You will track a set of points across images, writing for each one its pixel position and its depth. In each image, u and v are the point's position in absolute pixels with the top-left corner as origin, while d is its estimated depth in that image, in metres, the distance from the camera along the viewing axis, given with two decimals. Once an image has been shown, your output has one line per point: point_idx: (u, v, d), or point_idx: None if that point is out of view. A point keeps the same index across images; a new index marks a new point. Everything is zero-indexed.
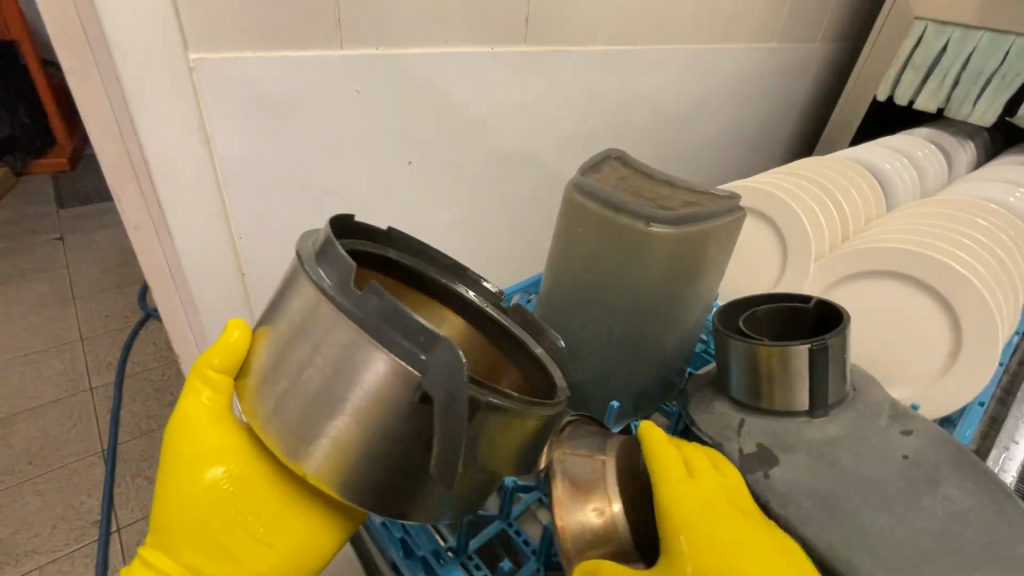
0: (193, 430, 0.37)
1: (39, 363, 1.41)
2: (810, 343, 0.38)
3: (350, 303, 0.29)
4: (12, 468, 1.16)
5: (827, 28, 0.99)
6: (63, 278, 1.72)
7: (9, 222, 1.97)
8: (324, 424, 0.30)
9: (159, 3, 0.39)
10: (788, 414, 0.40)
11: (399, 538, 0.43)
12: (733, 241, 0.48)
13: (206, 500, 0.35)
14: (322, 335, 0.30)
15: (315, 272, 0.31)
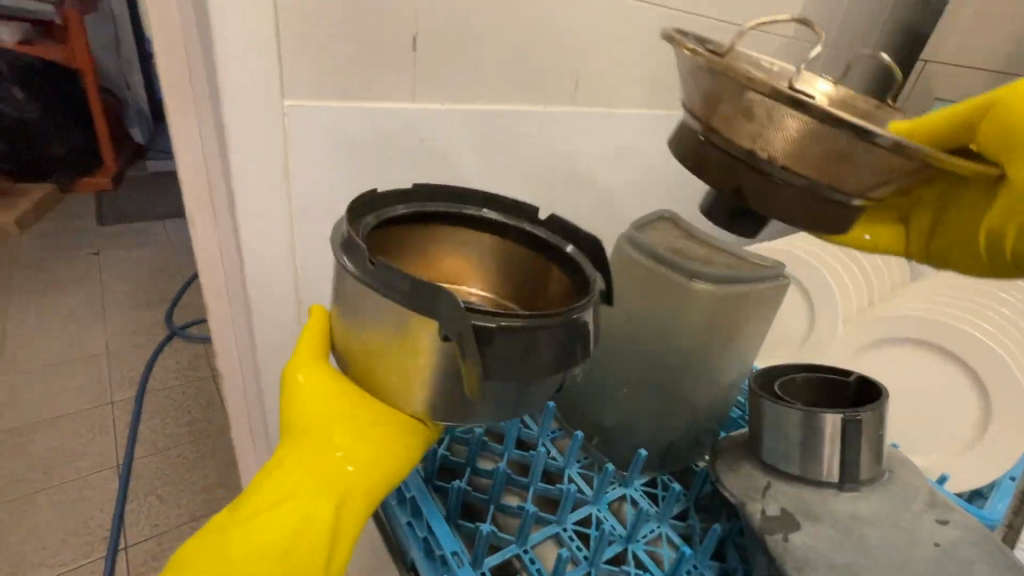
0: (306, 397, 0.36)
1: (66, 374, 1.44)
2: (839, 416, 0.38)
3: (375, 279, 0.30)
4: (28, 477, 1.17)
5: None
6: (96, 292, 1.78)
7: (52, 235, 2.05)
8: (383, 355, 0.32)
9: (268, 60, 0.45)
10: (815, 483, 0.39)
11: (422, 537, 0.42)
12: (777, 306, 0.49)
13: (338, 420, 0.35)
14: (357, 299, 0.32)
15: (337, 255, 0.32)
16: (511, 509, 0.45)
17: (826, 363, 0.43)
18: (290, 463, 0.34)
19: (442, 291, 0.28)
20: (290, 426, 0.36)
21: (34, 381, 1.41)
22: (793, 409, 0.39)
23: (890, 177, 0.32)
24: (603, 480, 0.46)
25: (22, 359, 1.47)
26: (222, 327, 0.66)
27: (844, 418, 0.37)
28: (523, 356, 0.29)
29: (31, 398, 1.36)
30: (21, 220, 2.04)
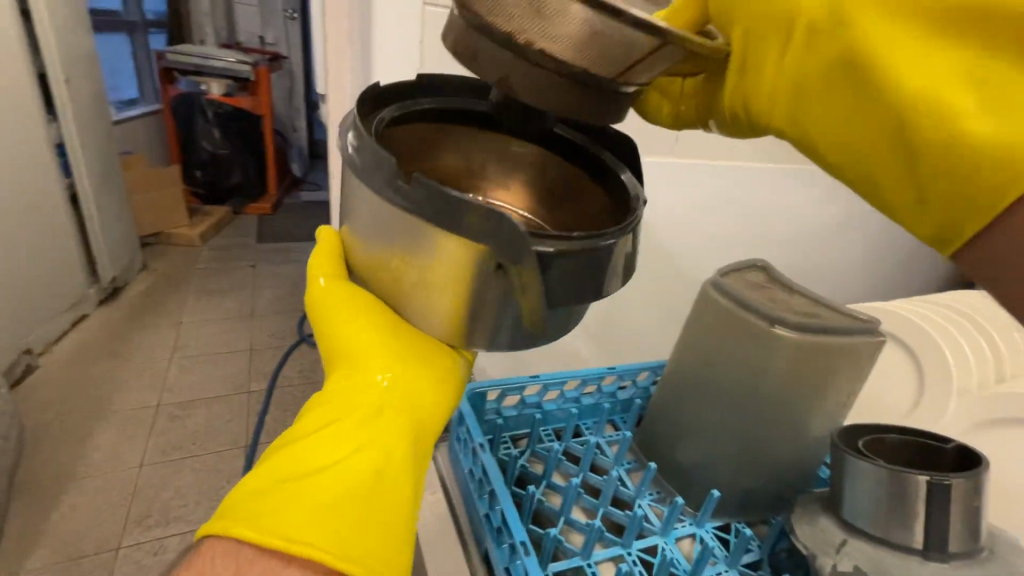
0: (326, 308, 0.45)
1: (218, 363, 1.72)
2: (927, 477, 0.36)
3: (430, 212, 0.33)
4: (180, 444, 1.39)
5: None
6: (248, 297, 2.11)
7: (222, 248, 2.48)
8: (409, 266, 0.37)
9: None
10: (899, 550, 0.37)
11: (495, 529, 0.46)
12: (869, 364, 0.47)
13: (368, 343, 0.44)
14: (380, 216, 0.36)
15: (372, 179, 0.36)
16: (579, 522, 0.47)
17: (921, 427, 0.41)
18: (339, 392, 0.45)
19: (487, 211, 0.32)
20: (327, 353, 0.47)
21: (195, 365, 1.69)
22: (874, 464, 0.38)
23: (653, 67, 0.33)
24: (672, 514, 0.47)
25: (190, 346, 1.78)
26: None
27: (933, 480, 0.36)
28: (572, 268, 0.34)
29: (191, 379, 1.63)
30: (204, 234, 2.49)
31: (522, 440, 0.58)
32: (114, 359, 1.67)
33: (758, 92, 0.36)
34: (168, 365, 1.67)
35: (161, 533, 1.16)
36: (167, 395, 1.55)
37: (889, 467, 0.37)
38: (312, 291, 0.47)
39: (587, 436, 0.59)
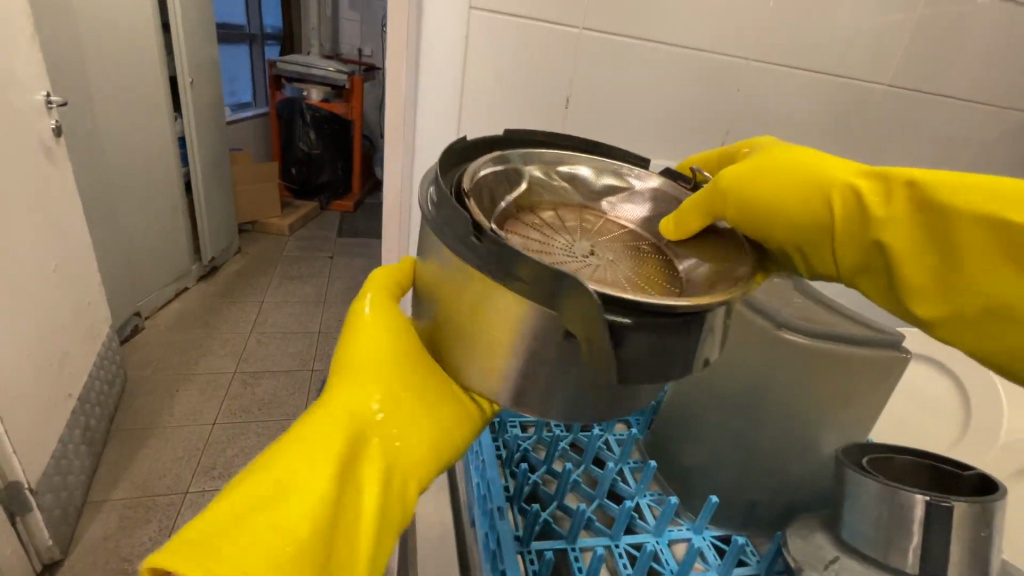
0: (367, 322, 0.42)
1: (290, 341, 1.88)
2: (925, 499, 0.37)
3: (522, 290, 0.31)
4: (249, 409, 1.54)
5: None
6: (323, 285, 2.29)
7: (307, 239, 2.71)
8: (469, 319, 0.34)
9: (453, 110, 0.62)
10: (894, 571, 0.38)
11: (483, 498, 0.50)
12: (886, 376, 0.46)
13: (392, 372, 0.39)
14: (448, 264, 0.35)
15: (452, 243, 0.34)
16: (570, 507, 0.48)
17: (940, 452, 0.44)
18: (339, 407, 0.37)
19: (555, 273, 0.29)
20: (350, 363, 0.40)
21: (270, 340, 1.86)
22: (877, 480, 0.39)
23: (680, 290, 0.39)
24: (665, 512, 0.46)
25: (268, 323, 1.96)
26: None
27: (930, 501, 0.37)
28: (653, 343, 0.31)
29: (265, 352, 1.80)
30: (292, 225, 2.74)
31: (529, 427, 0.60)
32: (204, 328, 1.87)
33: (817, 258, 0.43)
34: (248, 338, 1.85)
35: (223, 484, 1.29)
36: (244, 363, 1.73)
37: (889, 485, 0.38)
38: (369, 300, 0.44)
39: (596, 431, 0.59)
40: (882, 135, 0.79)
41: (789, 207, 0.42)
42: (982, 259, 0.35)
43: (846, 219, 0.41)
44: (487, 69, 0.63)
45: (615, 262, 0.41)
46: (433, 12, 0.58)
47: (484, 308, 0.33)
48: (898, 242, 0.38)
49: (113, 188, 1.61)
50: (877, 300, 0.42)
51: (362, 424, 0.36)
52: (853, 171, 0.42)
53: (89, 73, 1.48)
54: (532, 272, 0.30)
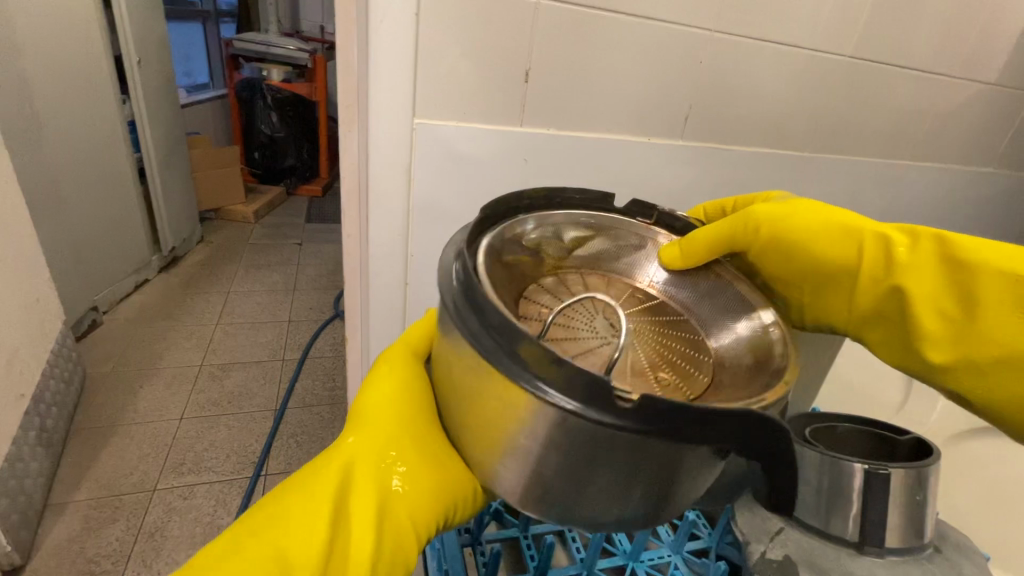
0: (381, 392, 0.48)
1: (259, 331, 1.83)
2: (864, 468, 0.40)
3: (622, 417, 0.30)
4: (217, 402, 1.50)
5: (999, 154, 0.98)
6: (292, 273, 2.24)
7: (274, 226, 2.63)
8: (489, 424, 0.36)
9: (406, 89, 0.57)
10: (835, 538, 0.41)
11: None
12: None
13: (409, 433, 0.45)
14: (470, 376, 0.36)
15: (514, 366, 0.32)
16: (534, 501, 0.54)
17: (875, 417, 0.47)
18: (354, 461, 0.43)
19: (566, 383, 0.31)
20: (363, 422, 0.46)
21: (237, 331, 1.82)
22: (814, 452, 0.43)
23: (696, 359, 0.44)
24: None
25: (235, 314, 1.91)
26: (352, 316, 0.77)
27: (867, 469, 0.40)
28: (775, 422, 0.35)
29: (233, 343, 1.76)
30: (258, 212, 2.66)
31: None
32: (167, 320, 1.81)
33: (843, 301, 0.53)
34: (214, 330, 1.80)
35: (191, 479, 1.26)
36: (211, 356, 1.68)
37: (830, 455, 0.41)
38: (383, 372, 0.51)
39: None
40: (842, 110, 0.80)
41: (826, 256, 0.51)
42: (992, 314, 0.44)
43: (881, 270, 0.49)
44: (444, 46, 0.57)
45: (637, 331, 0.44)
46: None
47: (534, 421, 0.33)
48: (919, 296, 0.47)
49: (58, 176, 1.52)
50: (890, 345, 0.52)
51: (371, 464, 0.43)
52: (884, 224, 0.51)
53: (23, 52, 1.38)
54: (567, 391, 0.31)
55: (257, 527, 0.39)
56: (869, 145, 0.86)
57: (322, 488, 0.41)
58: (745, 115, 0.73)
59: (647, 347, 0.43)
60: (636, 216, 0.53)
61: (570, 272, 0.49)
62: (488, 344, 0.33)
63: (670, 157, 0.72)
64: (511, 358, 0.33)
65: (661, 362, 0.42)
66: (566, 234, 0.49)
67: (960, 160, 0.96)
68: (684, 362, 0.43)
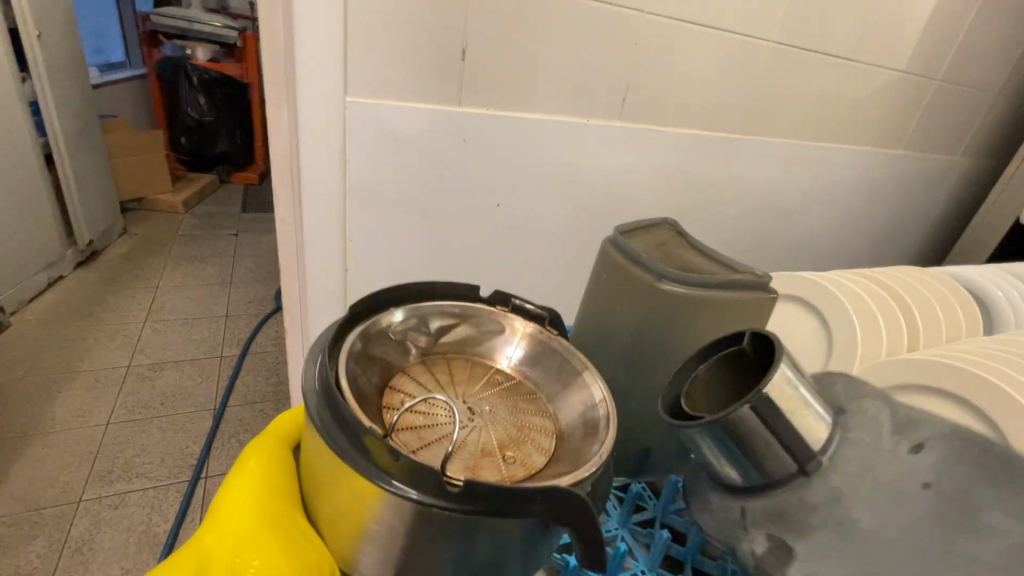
0: (243, 478, 0.43)
1: (193, 327, 1.73)
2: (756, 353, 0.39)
3: (451, 499, 0.33)
4: (148, 404, 1.41)
5: (907, 136, 1.07)
6: (229, 265, 2.12)
7: (206, 216, 2.48)
8: (341, 512, 0.38)
9: (337, 64, 0.55)
10: (783, 479, 0.37)
11: None
12: (766, 314, 0.49)
13: (269, 526, 0.39)
14: (326, 464, 0.38)
15: (358, 461, 0.35)
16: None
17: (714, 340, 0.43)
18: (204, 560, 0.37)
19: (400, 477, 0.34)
20: (218, 514, 0.40)
21: (168, 329, 1.70)
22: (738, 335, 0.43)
23: (548, 450, 0.43)
24: None
25: (165, 310, 1.79)
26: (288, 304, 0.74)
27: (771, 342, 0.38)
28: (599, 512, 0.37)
29: (164, 341, 1.65)
30: (187, 201, 2.49)
31: None
32: (87, 319, 1.68)
33: None
34: (142, 328, 1.68)
35: (122, 487, 1.18)
36: (140, 356, 1.57)
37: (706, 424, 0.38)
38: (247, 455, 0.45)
39: None
40: (768, 93, 0.83)
41: None
42: None
43: None
44: (375, 19, 0.54)
45: (494, 416, 0.44)
46: None
47: (381, 513, 0.35)
48: None
49: None
50: None
51: (222, 562, 0.37)
52: None
53: None
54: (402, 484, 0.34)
55: None
56: (793, 128, 0.91)
57: None
58: (678, 98, 0.75)
59: (496, 438, 0.42)
60: (495, 304, 0.51)
61: (437, 357, 0.49)
62: (337, 437, 0.36)
63: (609, 139, 0.73)
64: (359, 452, 0.35)
65: (513, 440, 0.43)
66: (431, 321, 0.49)
67: (873, 144, 1.04)
68: (531, 453, 0.42)
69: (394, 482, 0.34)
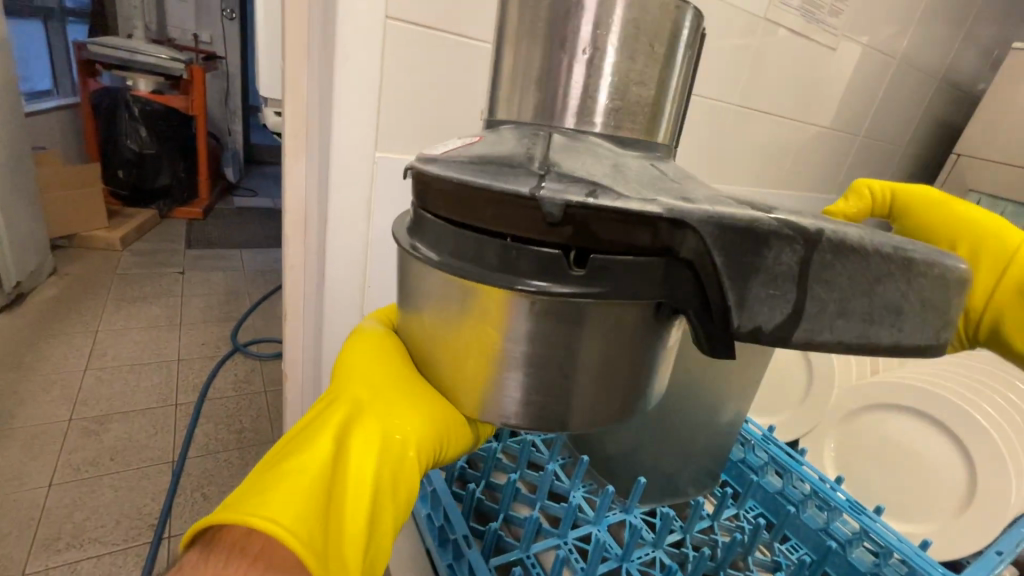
0: (366, 340, 0.40)
1: (142, 374, 1.61)
2: (531, 173, 0.24)
3: (581, 283, 0.24)
4: (96, 460, 1.30)
5: (838, 180, 1.23)
6: (176, 306, 2.00)
7: (147, 253, 2.33)
8: (447, 337, 0.29)
9: (369, 123, 0.58)
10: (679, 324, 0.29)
11: (438, 526, 0.47)
12: (764, 356, 0.59)
13: (391, 377, 0.36)
14: (421, 284, 0.29)
15: (462, 261, 0.26)
16: (519, 518, 0.50)
17: (499, 245, 0.25)
18: (339, 406, 0.35)
19: (522, 261, 0.25)
20: (348, 368, 0.39)
21: (114, 377, 1.58)
22: (439, 165, 0.27)
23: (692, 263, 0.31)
24: (604, 502, 0.51)
25: (108, 356, 1.66)
26: (297, 339, 0.77)
27: (545, 155, 0.26)
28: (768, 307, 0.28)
29: (109, 391, 1.52)
30: (126, 238, 2.34)
31: None
32: (15, 370, 1.52)
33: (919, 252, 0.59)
34: (83, 377, 1.55)
35: (73, 556, 1.07)
36: (83, 409, 1.44)
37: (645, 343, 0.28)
38: (361, 328, 0.43)
39: (524, 433, 0.63)
40: (726, 143, 0.96)
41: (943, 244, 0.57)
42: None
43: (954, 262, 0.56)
44: (407, 83, 0.59)
45: None
46: (343, 17, 0.53)
47: (503, 321, 0.26)
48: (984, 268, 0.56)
49: None
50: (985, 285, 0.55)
51: (363, 403, 0.35)
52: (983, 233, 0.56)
53: None
54: (522, 267, 0.25)
55: (245, 489, 0.30)
56: (748, 173, 1.03)
57: (313, 435, 0.33)
58: None
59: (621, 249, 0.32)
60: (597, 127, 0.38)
61: None
62: (442, 228, 0.27)
63: None
64: (468, 252, 0.26)
65: None
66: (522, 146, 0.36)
67: (812, 188, 1.19)
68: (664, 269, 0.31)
69: (514, 269, 0.25)
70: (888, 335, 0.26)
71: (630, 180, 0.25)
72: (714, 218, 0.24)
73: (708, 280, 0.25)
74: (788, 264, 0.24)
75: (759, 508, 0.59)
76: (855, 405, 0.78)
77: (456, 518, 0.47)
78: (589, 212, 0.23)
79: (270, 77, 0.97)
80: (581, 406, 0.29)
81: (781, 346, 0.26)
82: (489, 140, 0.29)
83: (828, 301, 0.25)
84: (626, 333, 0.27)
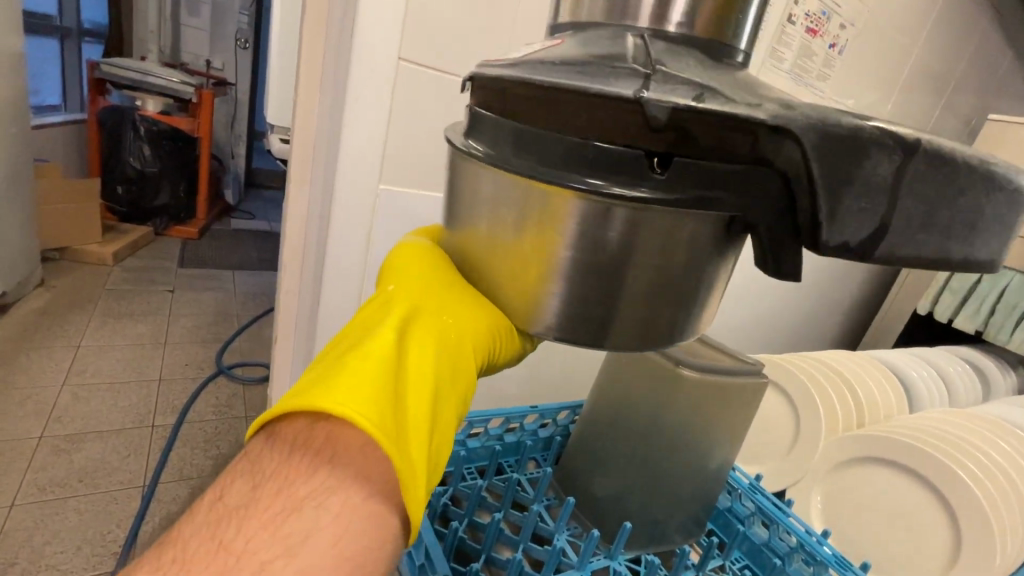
0: (408, 258, 0.43)
1: (120, 393, 1.57)
2: (638, 74, 0.24)
3: (662, 187, 0.25)
4: (64, 481, 1.25)
5: None
6: (162, 324, 1.97)
7: (138, 269, 2.32)
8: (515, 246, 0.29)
9: (373, 159, 0.61)
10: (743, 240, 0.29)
11: (419, 564, 0.46)
12: (756, 400, 0.59)
13: (436, 282, 0.38)
14: (494, 188, 0.29)
15: (540, 169, 0.26)
16: (501, 561, 0.49)
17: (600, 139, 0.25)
18: (393, 311, 0.37)
19: (605, 163, 0.25)
20: (395, 280, 0.41)
21: (91, 395, 1.54)
22: (521, 67, 0.27)
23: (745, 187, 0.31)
24: (588, 547, 0.50)
25: (87, 373, 1.62)
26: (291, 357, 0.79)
27: (648, 56, 0.26)
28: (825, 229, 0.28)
29: (85, 408, 1.48)
30: (118, 253, 2.32)
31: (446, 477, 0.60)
32: None
33: None
34: (60, 393, 1.51)
35: None
36: (55, 426, 1.40)
37: (712, 260, 0.28)
38: (401, 247, 0.46)
39: (509, 472, 0.63)
40: None
41: None
42: None
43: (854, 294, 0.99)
44: (415, 120, 0.61)
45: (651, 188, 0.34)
46: (358, 61, 0.56)
47: (557, 228, 0.27)
48: None
49: None
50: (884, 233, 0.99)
51: (418, 308, 0.37)
52: None
53: None
54: (603, 173, 0.25)
55: (313, 377, 0.31)
56: None
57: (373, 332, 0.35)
58: None
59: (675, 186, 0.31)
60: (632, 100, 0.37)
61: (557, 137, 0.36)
62: (513, 131, 0.27)
63: None
64: (547, 165, 0.26)
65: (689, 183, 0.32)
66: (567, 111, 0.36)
67: None
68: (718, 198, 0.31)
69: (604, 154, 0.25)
70: (962, 248, 0.27)
71: (729, 85, 0.26)
72: (817, 125, 0.24)
73: (802, 190, 0.25)
74: (884, 174, 0.24)
75: (744, 560, 0.59)
76: (843, 456, 0.77)
77: (439, 556, 0.46)
78: (694, 115, 0.24)
79: (279, 104, 0.99)
80: (627, 315, 0.29)
81: (863, 261, 0.26)
82: (576, 42, 0.29)
83: (915, 212, 0.25)
84: (692, 244, 0.27)
